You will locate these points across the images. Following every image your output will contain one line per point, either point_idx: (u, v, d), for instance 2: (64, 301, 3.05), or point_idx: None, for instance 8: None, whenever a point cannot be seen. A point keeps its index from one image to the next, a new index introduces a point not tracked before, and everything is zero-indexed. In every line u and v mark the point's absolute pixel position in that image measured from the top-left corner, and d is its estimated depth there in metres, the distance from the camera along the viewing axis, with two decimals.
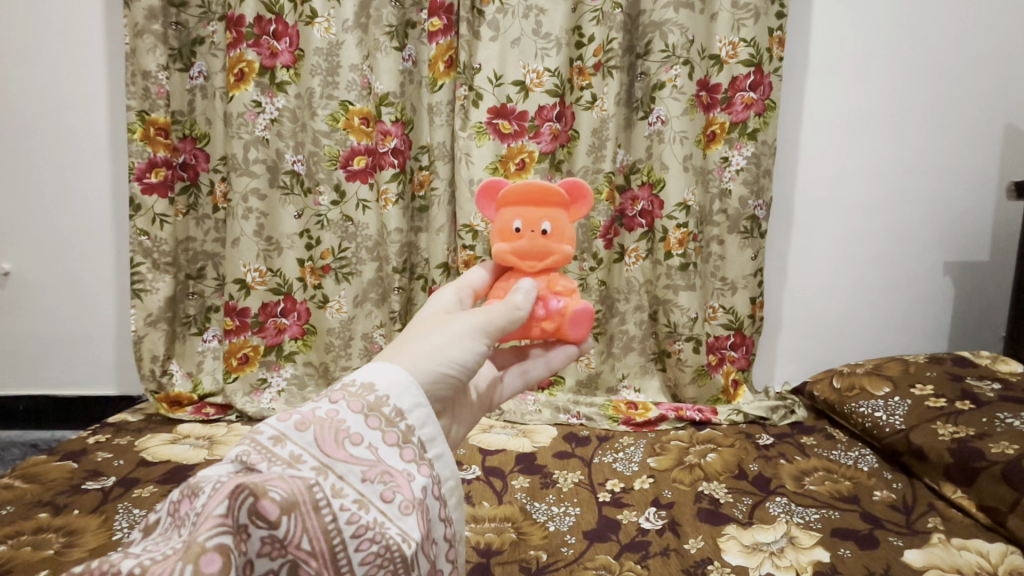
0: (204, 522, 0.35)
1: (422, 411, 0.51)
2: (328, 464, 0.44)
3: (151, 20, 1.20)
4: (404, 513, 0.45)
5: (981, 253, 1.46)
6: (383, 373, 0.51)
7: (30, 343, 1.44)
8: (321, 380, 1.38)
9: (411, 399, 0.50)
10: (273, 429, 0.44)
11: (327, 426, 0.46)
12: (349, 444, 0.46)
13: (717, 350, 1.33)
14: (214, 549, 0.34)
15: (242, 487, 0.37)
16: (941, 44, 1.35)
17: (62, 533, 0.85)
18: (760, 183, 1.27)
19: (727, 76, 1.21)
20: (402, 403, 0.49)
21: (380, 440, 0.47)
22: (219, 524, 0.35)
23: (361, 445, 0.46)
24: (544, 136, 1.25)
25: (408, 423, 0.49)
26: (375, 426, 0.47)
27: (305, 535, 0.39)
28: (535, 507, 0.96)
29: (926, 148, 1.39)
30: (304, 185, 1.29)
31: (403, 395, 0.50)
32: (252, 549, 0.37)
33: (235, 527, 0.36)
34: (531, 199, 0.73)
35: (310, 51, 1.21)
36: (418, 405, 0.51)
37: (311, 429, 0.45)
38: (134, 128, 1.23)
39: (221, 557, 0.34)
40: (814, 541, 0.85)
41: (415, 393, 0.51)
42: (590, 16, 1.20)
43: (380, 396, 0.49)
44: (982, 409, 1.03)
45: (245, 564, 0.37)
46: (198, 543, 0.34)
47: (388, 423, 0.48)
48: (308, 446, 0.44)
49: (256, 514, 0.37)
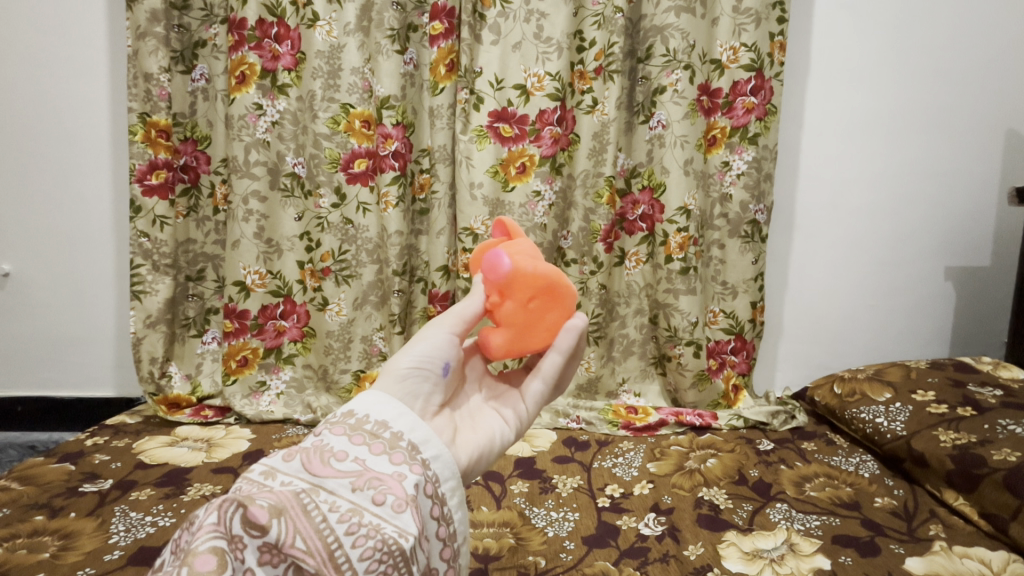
0: (200, 531, 0.40)
1: (407, 418, 0.51)
2: (317, 483, 0.45)
3: (154, 23, 1.19)
4: (398, 512, 0.45)
5: (981, 258, 1.46)
6: (360, 400, 0.51)
7: (29, 344, 1.44)
8: (320, 383, 1.38)
9: (392, 410, 0.51)
10: (263, 466, 0.46)
11: (313, 452, 0.47)
12: (335, 460, 0.46)
13: (717, 355, 1.32)
14: (209, 551, 0.39)
15: (230, 497, 0.41)
16: (942, 50, 1.35)
17: (58, 536, 0.84)
18: (761, 187, 1.26)
19: (729, 80, 1.21)
20: (382, 415, 0.50)
21: (366, 452, 0.47)
22: (213, 531, 0.40)
23: (347, 460, 0.46)
24: (545, 140, 1.24)
25: (394, 431, 0.49)
26: (359, 442, 0.48)
27: (298, 535, 0.41)
28: (534, 512, 0.95)
29: (927, 153, 1.39)
30: (305, 187, 1.29)
31: (383, 408, 0.50)
32: (252, 557, 0.40)
33: (229, 535, 0.40)
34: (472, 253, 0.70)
35: (312, 54, 1.22)
36: (402, 414, 0.51)
37: (297, 457, 0.46)
38: (135, 130, 1.22)
39: (215, 557, 0.39)
40: (815, 548, 0.85)
41: (395, 405, 0.51)
42: (591, 21, 1.21)
43: (361, 417, 0.49)
44: (984, 415, 1.03)
45: (246, 572, 0.40)
46: (194, 549, 0.39)
47: (373, 436, 0.48)
48: (297, 473, 0.45)
49: (248, 522, 0.40)
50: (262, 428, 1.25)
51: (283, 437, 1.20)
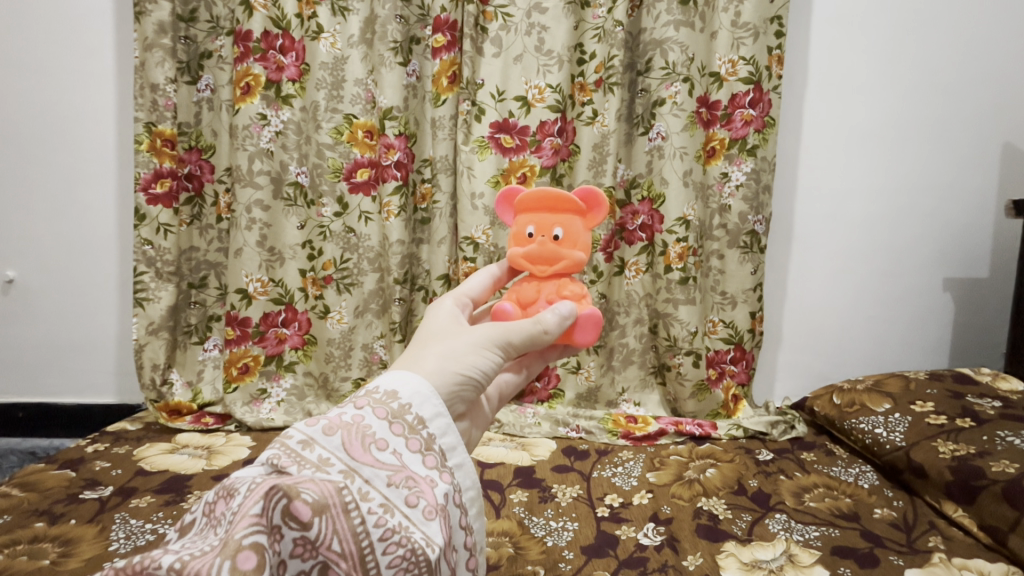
0: (239, 520, 0.36)
1: (443, 420, 0.51)
2: (354, 467, 0.44)
3: (161, 35, 1.21)
4: (427, 518, 0.44)
5: (980, 269, 1.46)
6: (407, 382, 0.51)
7: (32, 350, 1.45)
8: (320, 391, 1.38)
9: (432, 407, 0.51)
10: (301, 433, 0.44)
11: (354, 431, 0.46)
12: (376, 449, 0.46)
13: (717, 364, 1.32)
14: (249, 547, 0.35)
15: (276, 488, 0.38)
16: (944, 64, 1.37)
17: (58, 543, 0.85)
18: (760, 199, 1.27)
19: (727, 93, 1.23)
20: (423, 411, 0.50)
21: (403, 446, 0.47)
22: (254, 523, 0.36)
23: (387, 450, 0.46)
24: (546, 150, 1.26)
25: (430, 431, 0.49)
26: (398, 433, 0.47)
27: (336, 536, 0.39)
28: (533, 521, 0.95)
29: (928, 165, 1.40)
30: (308, 197, 1.31)
31: (424, 404, 0.50)
32: (285, 550, 0.38)
33: (269, 527, 0.37)
34: (559, 206, 0.77)
35: (316, 65, 1.24)
36: (439, 414, 0.51)
37: (338, 433, 0.45)
38: (140, 139, 1.24)
39: (256, 555, 0.35)
40: (814, 559, 0.84)
41: (436, 402, 0.51)
42: (592, 34, 1.23)
43: (403, 404, 0.49)
44: (983, 427, 1.03)
45: (278, 566, 0.37)
46: (233, 540, 0.35)
47: (411, 430, 0.48)
48: (336, 450, 0.44)
49: (289, 514, 0.38)
50: (262, 435, 1.25)
51: None
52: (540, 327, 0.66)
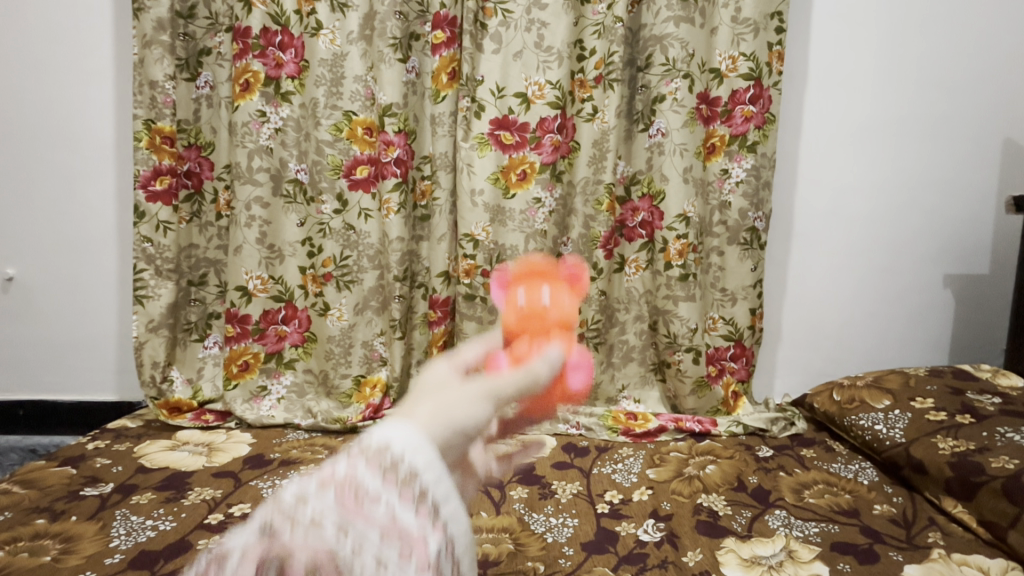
0: None
1: (435, 474, 0.44)
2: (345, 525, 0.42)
3: (159, 31, 1.20)
4: None
5: (980, 266, 1.46)
6: (396, 433, 0.45)
7: (32, 348, 1.45)
8: (320, 388, 1.37)
9: (422, 461, 0.44)
10: (292, 491, 0.43)
11: (344, 486, 0.43)
12: (367, 504, 0.42)
13: (717, 361, 1.33)
14: None
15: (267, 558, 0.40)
16: (944, 60, 1.36)
17: (59, 539, 0.85)
18: (760, 195, 1.27)
19: (727, 89, 1.22)
20: (414, 464, 0.44)
21: (396, 500, 0.42)
22: None
23: (378, 505, 0.42)
24: (545, 147, 1.25)
25: (423, 487, 0.43)
26: (390, 485, 0.43)
27: None
28: (533, 518, 0.96)
29: (929, 161, 1.40)
30: (307, 194, 1.31)
31: (415, 459, 0.44)
32: None
33: None
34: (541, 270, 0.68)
35: (315, 62, 1.24)
36: (432, 469, 0.44)
37: (329, 489, 0.43)
38: (140, 136, 1.24)
39: None
40: (814, 555, 0.85)
41: (427, 457, 0.44)
42: (592, 31, 1.23)
43: (393, 459, 0.44)
44: (983, 423, 1.03)
45: None
46: None
47: (404, 484, 0.43)
48: (326, 508, 0.42)
49: None
50: (262, 432, 1.26)
51: (284, 441, 1.21)
52: (537, 376, 0.54)
